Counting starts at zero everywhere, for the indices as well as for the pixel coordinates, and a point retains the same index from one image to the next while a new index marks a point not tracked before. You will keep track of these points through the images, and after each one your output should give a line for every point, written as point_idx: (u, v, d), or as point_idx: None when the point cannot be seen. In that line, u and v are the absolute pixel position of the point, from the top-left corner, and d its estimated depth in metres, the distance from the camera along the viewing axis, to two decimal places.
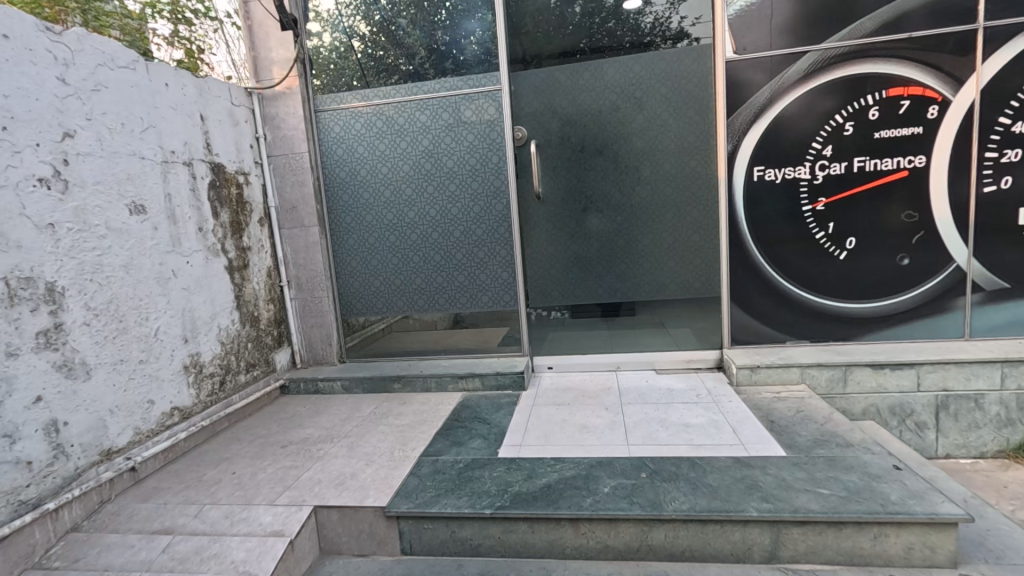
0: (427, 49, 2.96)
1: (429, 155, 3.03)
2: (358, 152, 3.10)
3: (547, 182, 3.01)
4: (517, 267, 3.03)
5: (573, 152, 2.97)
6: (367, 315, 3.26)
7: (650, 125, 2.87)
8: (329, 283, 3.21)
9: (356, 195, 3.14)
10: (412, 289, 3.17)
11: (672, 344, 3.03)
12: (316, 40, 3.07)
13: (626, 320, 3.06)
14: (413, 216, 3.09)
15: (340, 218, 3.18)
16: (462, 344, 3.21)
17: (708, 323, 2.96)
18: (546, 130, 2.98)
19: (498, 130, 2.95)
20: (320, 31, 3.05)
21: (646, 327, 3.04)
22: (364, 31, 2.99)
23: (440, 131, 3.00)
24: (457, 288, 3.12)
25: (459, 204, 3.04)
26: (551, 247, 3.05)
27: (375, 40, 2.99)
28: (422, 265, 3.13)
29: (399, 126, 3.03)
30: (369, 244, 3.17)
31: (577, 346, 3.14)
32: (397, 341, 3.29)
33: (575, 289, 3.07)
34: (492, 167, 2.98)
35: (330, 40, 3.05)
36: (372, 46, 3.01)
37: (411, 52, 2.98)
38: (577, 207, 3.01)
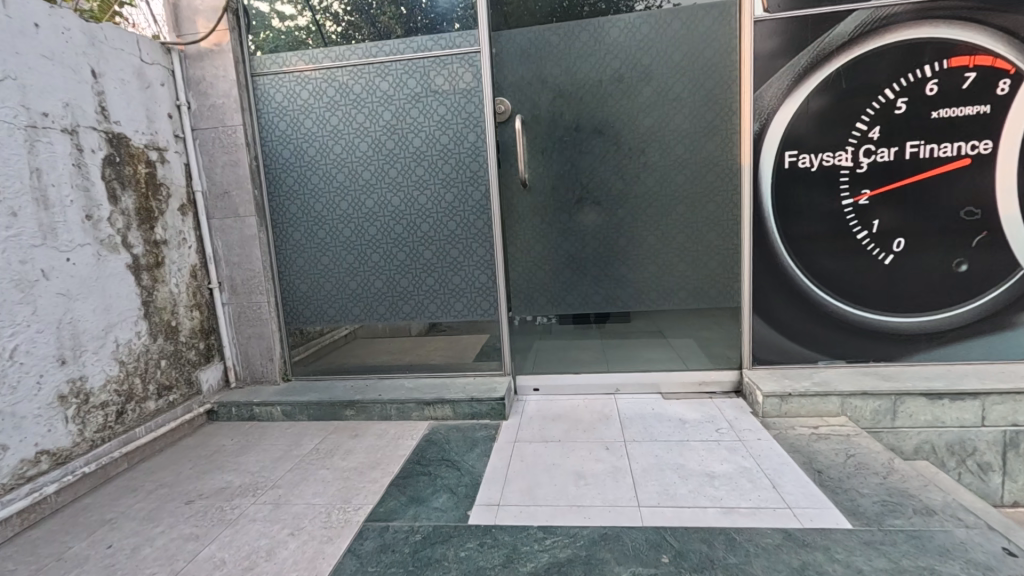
0: (404, 29, 2.41)
1: (391, 131, 2.49)
2: (305, 127, 2.54)
3: (534, 167, 2.49)
4: (498, 268, 2.52)
5: (566, 130, 2.45)
6: (318, 323, 2.71)
7: (660, 99, 2.35)
8: (269, 285, 2.65)
9: (303, 179, 2.59)
10: (370, 293, 2.63)
11: (681, 363, 2.54)
12: (290, 22, 2.49)
13: (615, 326, 2.57)
14: (372, 204, 2.55)
15: (284, 206, 2.63)
16: (433, 362, 2.69)
17: (725, 339, 2.49)
18: (533, 104, 2.45)
19: (476, 102, 2.42)
20: (294, 13, 2.48)
21: (647, 342, 2.56)
22: (340, 11, 2.44)
23: (405, 101, 2.46)
24: (425, 293, 2.59)
25: (428, 192, 2.51)
26: (539, 245, 2.54)
27: (353, 24, 2.45)
28: (383, 264, 2.59)
29: (355, 95, 2.48)
30: (319, 238, 2.62)
31: (568, 362, 2.63)
32: (356, 355, 2.75)
33: (567, 295, 2.56)
34: (468, 148, 2.46)
35: (305, 23, 2.47)
36: (350, 30, 2.45)
37: (385, 32, 2.43)
38: (571, 198, 2.49)
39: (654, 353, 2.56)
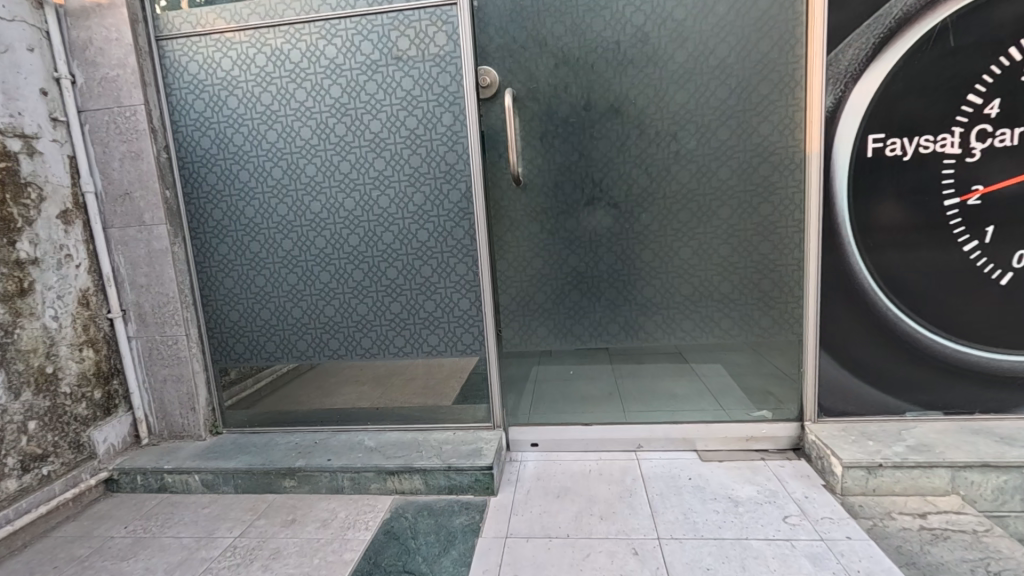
0: None
1: (340, 111, 1.88)
2: (228, 107, 1.94)
3: (530, 157, 1.89)
4: (483, 289, 1.93)
5: (573, 110, 1.85)
6: (254, 361, 2.10)
7: (696, 64, 1.75)
8: (189, 314, 2.05)
9: (229, 175, 1.98)
10: (319, 323, 2.03)
11: (714, 402, 2.02)
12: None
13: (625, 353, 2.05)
14: (319, 208, 1.95)
15: (205, 211, 2.02)
16: (406, 405, 2.13)
17: (762, 374, 2.01)
18: (528, 75, 1.85)
19: (453, 72, 1.82)
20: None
21: (663, 360, 2.08)
22: None
23: (357, 72, 1.86)
24: (390, 323, 2.00)
25: (391, 192, 1.91)
26: (536, 260, 1.95)
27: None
28: (335, 286, 2.00)
29: (291, 65, 1.88)
30: (252, 252, 2.02)
31: (574, 397, 2.12)
32: (310, 387, 2.23)
33: (574, 325, 1.97)
34: (442, 133, 1.86)
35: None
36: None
37: None
38: (579, 197, 1.90)
39: (679, 381, 2.09)
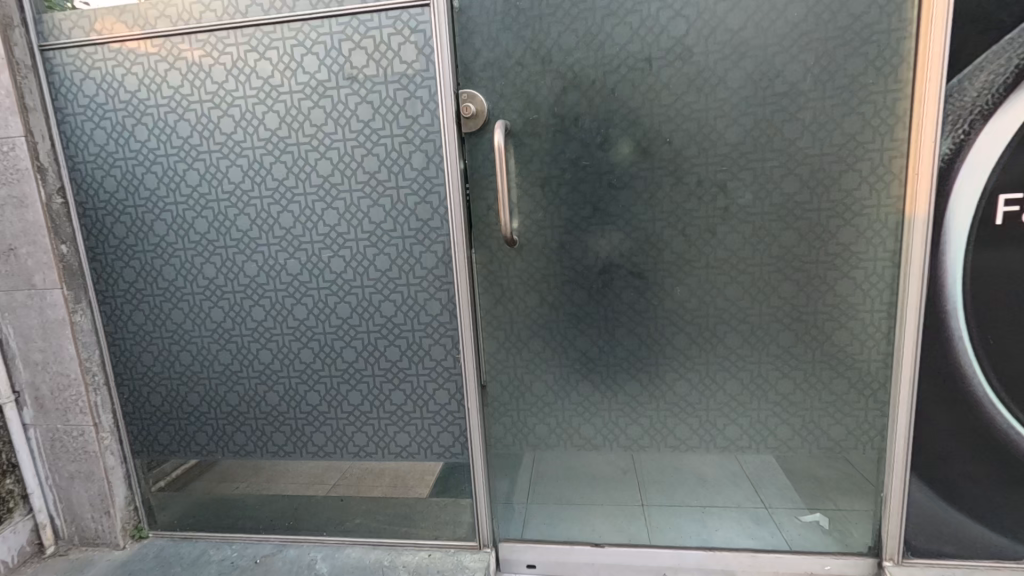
0: None
1: (277, 147, 1.43)
2: (135, 140, 1.48)
3: (528, 210, 1.43)
4: (466, 380, 1.50)
5: (584, 148, 1.37)
6: (182, 455, 1.68)
7: (757, 91, 1.27)
8: (99, 399, 1.63)
9: (141, 227, 1.54)
10: (260, 413, 1.61)
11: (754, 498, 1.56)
12: None
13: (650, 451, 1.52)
14: (255, 270, 1.51)
15: (114, 270, 1.58)
16: (382, 507, 1.72)
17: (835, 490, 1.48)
18: (526, 101, 1.37)
19: (425, 99, 1.36)
20: None
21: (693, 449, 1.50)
22: None
23: (299, 96, 1.40)
24: (348, 416, 1.57)
25: (346, 253, 1.47)
26: (536, 343, 1.49)
27: None
28: (278, 368, 1.57)
29: (212, 86, 1.42)
30: (174, 324, 1.59)
31: (577, 478, 1.62)
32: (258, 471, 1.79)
33: (583, 424, 1.53)
34: (412, 179, 1.40)
35: None
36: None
37: None
38: (592, 264, 1.43)
39: (711, 463, 1.54)
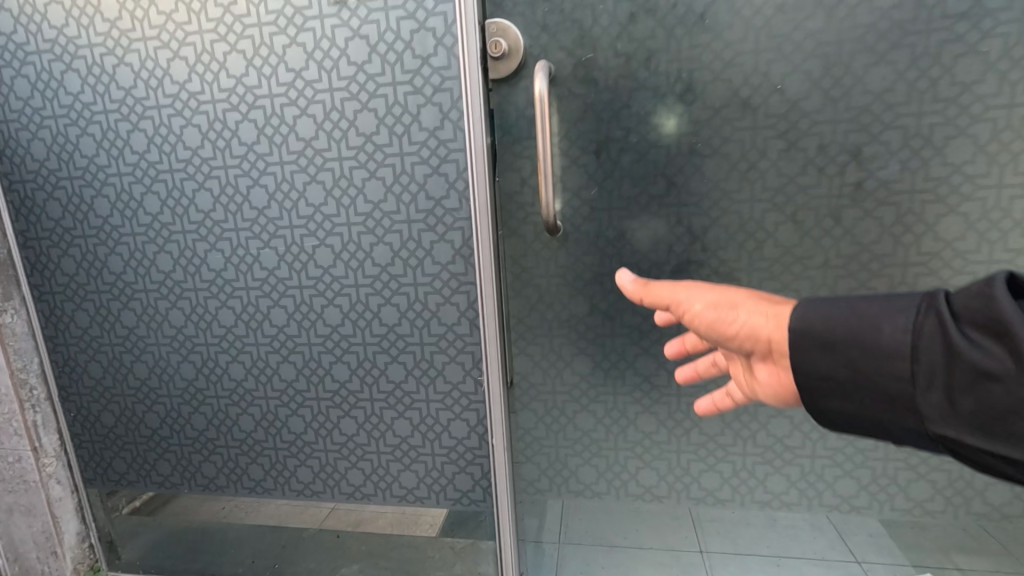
0: None
1: (242, 100, 1.07)
2: (66, 92, 1.14)
3: (577, 187, 1.06)
4: (490, 411, 1.15)
5: (658, 101, 0.99)
6: (141, 486, 1.38)
7: (919, 12, 0.88)
8: (38, 418, 1.34)
9: (78, 205, 1.21)
10: (232, 440, 1.29)
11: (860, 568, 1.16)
12: None
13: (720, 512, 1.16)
14: (221, 263, 1.18)
15: (49, 261, 1.26)
16: (381, 553, 1.41)
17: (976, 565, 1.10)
18: (578, 34, 0.99)
19: (439, 31, 0.98)
20: None
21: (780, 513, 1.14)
22: None
23: (269, 30, 1.03)
24: (340, 448, 1.24)
25: (335, 242, 1.12)
26: (582, 364, 1.14)
27: None
28: (252, 387, 1.24)
29: (158, 18, 1.07)
30: (124, 328, 1.27)
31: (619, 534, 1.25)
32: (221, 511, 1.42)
33: (642, 469, 1.17)
34: (422, 144, 1.04)
35: None
36: None
37: None
38: (663, 260, 1.06)
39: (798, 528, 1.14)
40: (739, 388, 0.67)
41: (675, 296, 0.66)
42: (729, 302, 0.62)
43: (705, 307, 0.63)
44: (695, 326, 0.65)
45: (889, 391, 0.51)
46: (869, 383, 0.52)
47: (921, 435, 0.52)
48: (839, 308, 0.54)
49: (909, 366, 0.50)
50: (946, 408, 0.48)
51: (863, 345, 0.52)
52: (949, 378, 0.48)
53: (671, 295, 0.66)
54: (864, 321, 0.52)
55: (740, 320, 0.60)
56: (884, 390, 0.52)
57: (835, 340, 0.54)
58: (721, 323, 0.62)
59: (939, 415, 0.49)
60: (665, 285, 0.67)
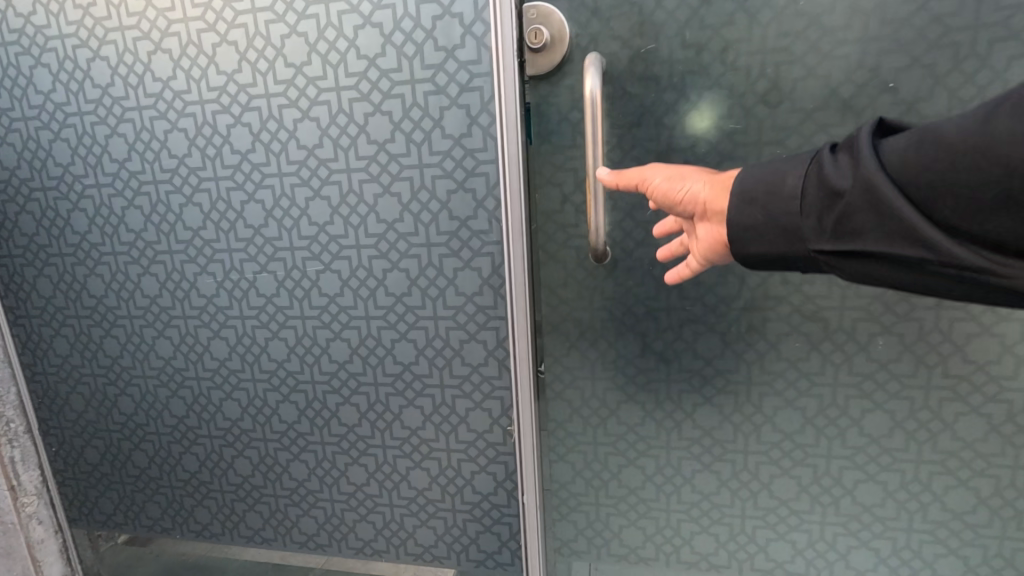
0: None
1: (234, 100, 0.91)
2: (35, 91, 0.99)
3: (630, 206, 0.88)
4: (520, 467, 0.98)
5: (734, 104, 0.81)
6: (130, 529, 1.24)
7: None
8: (18, 454, 1.20)
9: (55, 220, 1.06)
10: (227, 485, 1.15)
11: None
12: None
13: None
14: (213, 288, 1.03)
15: (25, 281, 1.12)
16: None
17: None
18: (636, 19, 0.81)
19: (467, 18, 0.81)
20: None
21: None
22: None
23: (265, 17, 0.86)
24: (347, 499, 1.09)
25: (342, 268, 0.96)
26: (630, 412, 0.97)
27: None
28: (250, 427, 1.10)
29: (137, 3, 0.90)
30: (108, 358, 1.12)
31: None
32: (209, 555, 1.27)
33: (697, 534, 1.00)
34: (445, 154, 0.87)
35: None
36: None
37: None
38: (732, 295, 0.88)
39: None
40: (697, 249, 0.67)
41: (641, 176, 0.71)
42: (676, 173, 0.68)
43: (664, 180, 0.68)
44: (650, 199, 0.71)
45: (792, 229, 0.58)
46: (772, 224, 0.59)
47: (842, 262, 0.55)
48: (769, 170, 0.59)
49: (804, 203, 0.57)
50: (832, 234, 0.55)
51: (771, 190, 0.58)
52: (855, 201, 0.52)
53: (637, 175, 0.71)
54: (775, 172, 0.59)
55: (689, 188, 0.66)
56: (789, 227, 0.58)
57: (749, 190, 0.60)
58: (673, 192, 0.67)
59: (815, 237, 0.56)
60: (634, 170, 0.73)
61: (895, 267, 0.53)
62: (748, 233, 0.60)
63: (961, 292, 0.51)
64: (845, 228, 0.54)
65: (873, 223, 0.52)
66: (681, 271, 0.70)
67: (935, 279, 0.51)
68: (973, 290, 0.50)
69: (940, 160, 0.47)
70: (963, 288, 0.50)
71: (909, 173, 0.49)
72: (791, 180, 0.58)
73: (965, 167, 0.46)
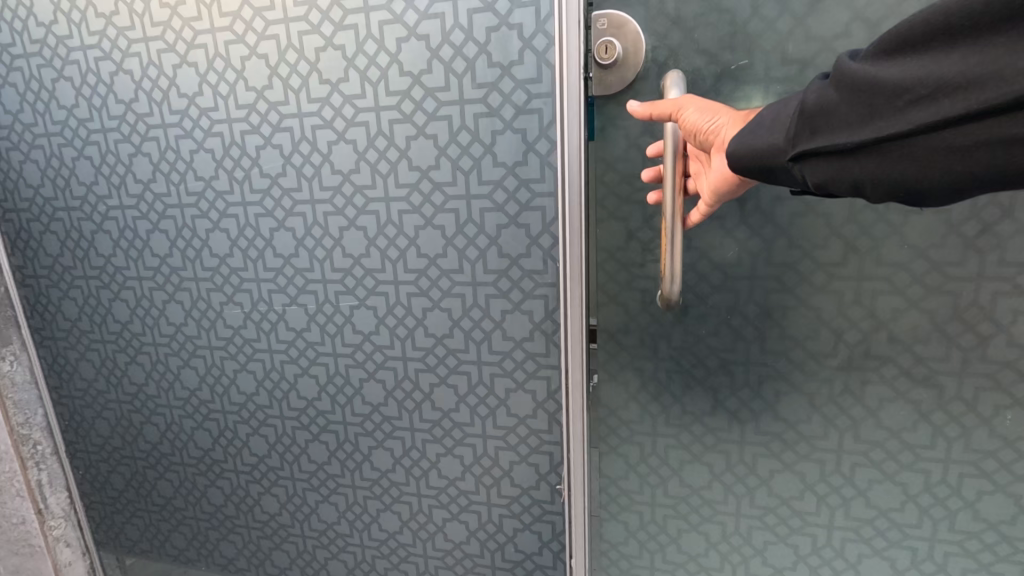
0: None
1: (265, 120, 0.82)
2: (57, 106, 0.91)
3: (707, 245, 0.75)
4: (569, 529, 0.89)
5: None
6: (155, 557, 1.22)
7: None
8: (44, 476, 1.15)
9: (78, 240, 1.00)
10: (254, 522, 1.09)
11: None
12: None
13: None
14: (241, 320, 0.95)
15: (51, 302, 1.07)
16: None
17: None
18: (726, 30, 0.69)
19: (527, 29, 0.70)
20: None
21: None
22: None
23: (299, 27, 0.77)
24: (379, 546, 1.03)
25: (378, 305, 0.87)
26: (695, 475, 0.85)
27: None
28: (277, 465, 1.03)
29: (162, 12, 0.81)
30: (133, 385, 1.07)
31: None
32: None
33: None
34: (496, 184, 0.77)
35: None
36: None
37: None
38: (827, 354, 0.75)
39: None
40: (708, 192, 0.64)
41: (675, 105, 0.62)
42: (708, 106, 0.60)
43: (695, 113, 0.61)
44: (678, 135, 0.64)
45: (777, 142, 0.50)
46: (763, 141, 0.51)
47: (824, 169, 0.47)
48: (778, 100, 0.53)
49: (788, 117, 0.50)
50: (819, 134, 0.47)
51: (769, 111, 0.52)
52: (836, 97, 0.46)
53: (671, 104, 0.62)
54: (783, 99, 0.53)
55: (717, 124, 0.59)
56: (770, 143, 0.50)
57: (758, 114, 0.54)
58: (702, 126, 0.60)
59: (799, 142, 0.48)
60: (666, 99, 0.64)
61: (884, 159, 0.43)
62: (735, 159, 0.53)
63: (967, 172, 0.40)
64: (825, 124, 0.46)
65: (852, 111, 0.44)
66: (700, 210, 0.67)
67: (937, 160, 0.41)
68: (982, 162, 0.39)
69: (918, 23, 0.40)
70: (972, 161, 0.39)
71: (891, 53, 0.42)
72: (783, 102, 0.52)
73: (940, 20, 0.39)
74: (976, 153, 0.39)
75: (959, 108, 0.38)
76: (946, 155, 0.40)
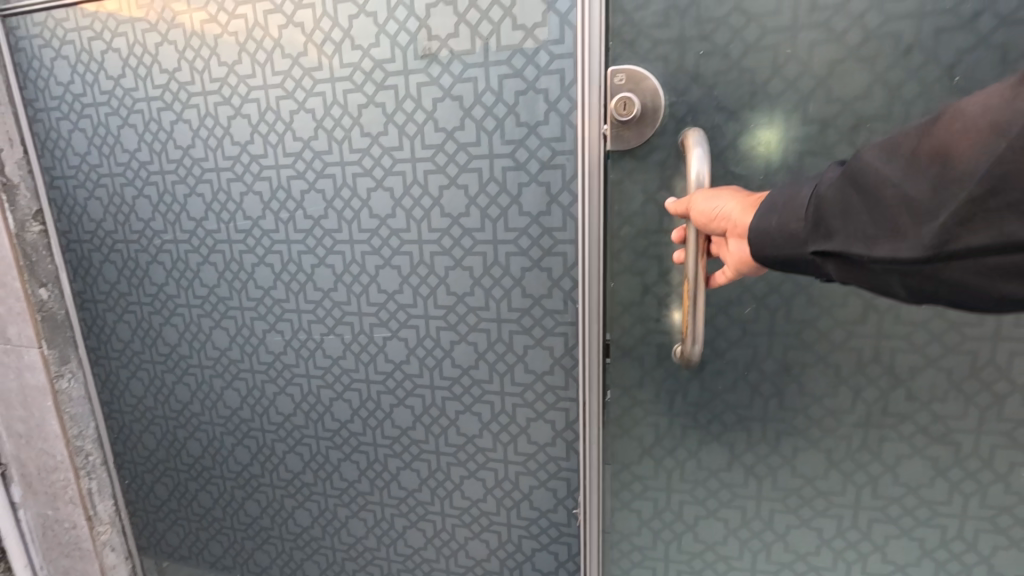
0: None
1: (310, 166, 0.89)
2: (122, 149, 0.99)
3: (726, 295, 0.77)
4: (584, 545, 0.93)
5: None
6: (193, 563, 1.29)
7: None
8: (94, 485, 1.24)
9: (134, 270, 1.07)
10: (287, 533, 1.15)
11: None
12: None
13: None
14: (281, 347, 1.02)
15: (106, 325, 1.15)
16: None
17: None
18: (747, 89, 0.71)
19: (552, 94, 0.75)
20: None
21: None
22: None
23: (344, 86, 0.83)
24: (404, 561, 1.07)
25: (409, 336, 0.93)
26: (710, 529, 0.88)
27: None
28: (311, 480, 1.09)
29: (221, 70, 0.89)
30: (179, 403, 1.15)
31: None
32: None
33: None
34: (521, 231, 0.81)
35: None
36: None
37: None
38: (843, 405, 0.76)
39: None
40: (730, 268, 0.65)
41: (685, 199, 0.66)
42: (713, 192, 0.63)
43: (702, 200, 0.64)
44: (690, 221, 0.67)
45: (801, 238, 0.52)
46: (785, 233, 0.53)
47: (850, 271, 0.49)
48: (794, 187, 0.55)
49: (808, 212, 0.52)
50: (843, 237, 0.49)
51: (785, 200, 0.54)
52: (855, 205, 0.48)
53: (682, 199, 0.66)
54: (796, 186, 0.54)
55: (725, 209, 0.61)
56: (793, 238, 0.52)
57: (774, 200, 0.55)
58: (708, 214, 0.63)
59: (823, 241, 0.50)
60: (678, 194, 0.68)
61: (906, 274, 0.46)
62: (758, 248, 0.55)
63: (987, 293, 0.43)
64: (844, 232, 0.48)
65: (871, 224, 0.46)
66: (713, 281, 0.70)
67: (956, 280, 0.43)
68: (1001, 287, 0.41)
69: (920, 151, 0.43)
70: (1000, 285, 0.41)
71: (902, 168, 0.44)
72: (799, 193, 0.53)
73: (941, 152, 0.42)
74: (993, 278, 0.42)
75: (973, 240, 0.41)
76: (970, 276, 0.43)
